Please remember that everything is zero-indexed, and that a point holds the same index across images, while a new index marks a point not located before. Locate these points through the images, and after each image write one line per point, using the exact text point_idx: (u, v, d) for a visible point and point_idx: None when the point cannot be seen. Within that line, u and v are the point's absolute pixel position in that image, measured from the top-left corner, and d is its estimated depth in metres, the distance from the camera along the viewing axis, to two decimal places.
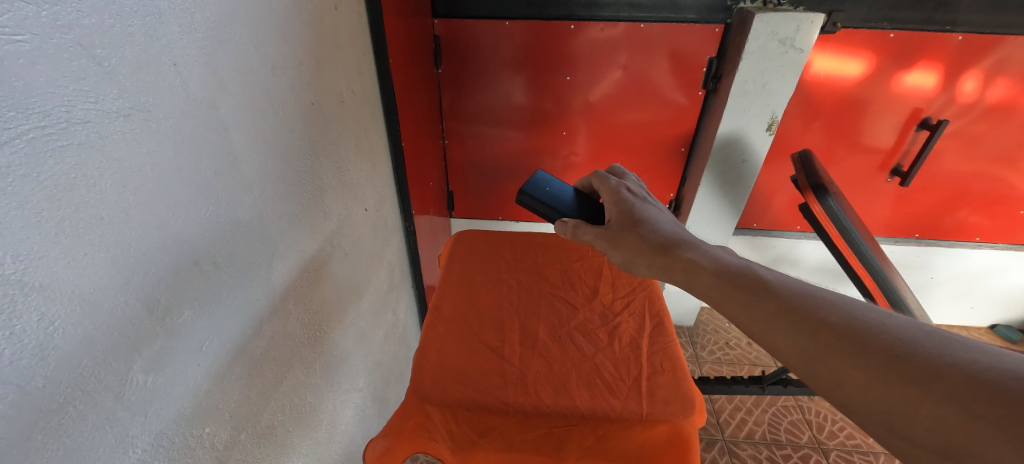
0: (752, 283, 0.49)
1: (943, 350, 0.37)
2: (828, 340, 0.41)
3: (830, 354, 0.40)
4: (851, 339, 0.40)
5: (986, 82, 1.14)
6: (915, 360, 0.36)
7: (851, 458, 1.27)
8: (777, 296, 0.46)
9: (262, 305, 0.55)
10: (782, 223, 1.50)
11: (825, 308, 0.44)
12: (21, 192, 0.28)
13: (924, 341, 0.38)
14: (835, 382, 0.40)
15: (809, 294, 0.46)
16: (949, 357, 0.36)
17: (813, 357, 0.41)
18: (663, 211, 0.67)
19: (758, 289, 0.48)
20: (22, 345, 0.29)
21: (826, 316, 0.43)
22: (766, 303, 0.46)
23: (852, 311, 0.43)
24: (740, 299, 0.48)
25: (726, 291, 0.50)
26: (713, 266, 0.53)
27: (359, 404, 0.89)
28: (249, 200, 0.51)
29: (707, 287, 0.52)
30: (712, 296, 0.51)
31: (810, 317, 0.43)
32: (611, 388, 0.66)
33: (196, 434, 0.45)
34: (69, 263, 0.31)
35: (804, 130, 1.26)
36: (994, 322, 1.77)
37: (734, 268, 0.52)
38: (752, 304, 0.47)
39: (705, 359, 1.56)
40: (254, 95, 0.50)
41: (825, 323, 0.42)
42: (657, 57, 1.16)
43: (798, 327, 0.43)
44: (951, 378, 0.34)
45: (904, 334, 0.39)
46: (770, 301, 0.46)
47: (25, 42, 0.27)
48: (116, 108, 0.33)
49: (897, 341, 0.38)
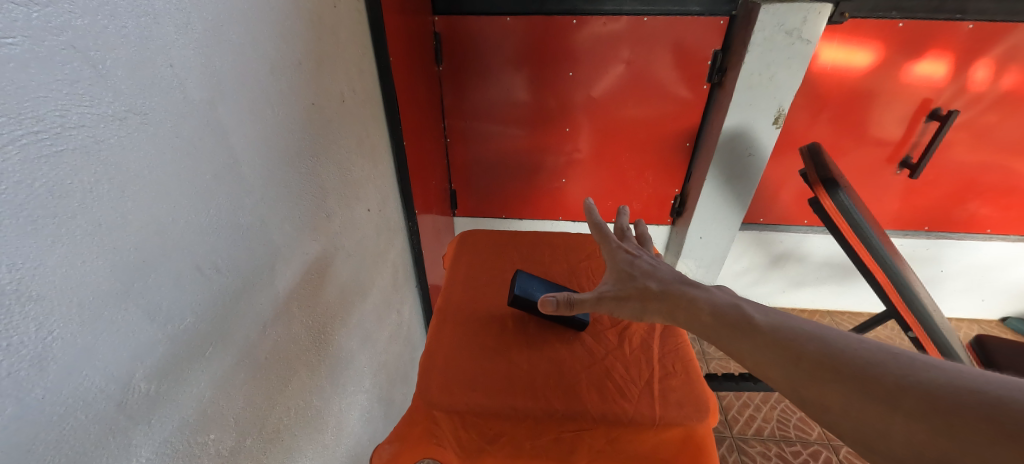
0: (742, 319, 0.49)
1: (910, 369, 0.36)
2: (807, 368, 0.41)
3: (810, 381, 0.40)
4: (827, 365, 0.40)
5: (997, 69, 1.12)
6: (885, 382, 0.36)
7: (862, 454, 1.25)
8: (761, 331, 0.46)
9: (266, 309, 0.54)
10: (789, 218, 1.48)
11: (805, 337, 0.43)
12: (15, 200, 0.27)
13: (892, 363, 0.37)
14: (820, 407, 0.39)
15: (792, 324, 0.45)
16: (915, 376, 0.35)
17: (798, 386, 0.41)
18: (660, 259, 0.67)
19: (747, 325, 0.47)
20: (20, 356, 0.29)
21: (804, 345, 0.42)
22: (750, 336, 0.46)
23: (828, 338, 0.42)
24: (732, 336, 0.48)
25: (722, 330, 0.49)
26: (710, 307, 0.52)
27: (365, 406, 0.88)
28: (250, 204, 0.50)
29: (703, 325, 0.51)
30: (711, 335, 0.51)
31: (789, 348, 0.43)
32: (622, 391, 0.64)
33: (200, 440, 0.45)
34: (66, 272, 0.31)
35: (812, 123, 1.24)
36: (1006, 315, 1.74)
37: (729, 307, 0.51)
38: (742, 340, 0.47)
39: (711, 356, 1.55)
40: (253, 97, 0.49)
41: (804, 352, 0.42)
42: (660, 51, 1.15)
43: (780, 357, 0.43)
44: (915, 395, 0.34)
45: (876, 357, 0.38)
46: (755, 336, 0.46)
47: (16, 45, 0.27)
48: (111, 112, 0.33)
49: (871, 364, 0.38)
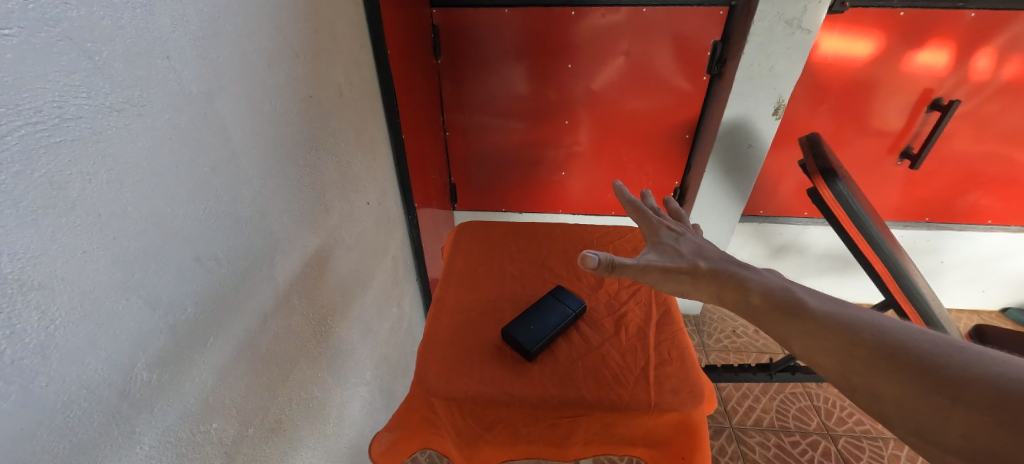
0: (791, 303, 0.49)
1: (972, 361, 0.35)
2: (861, 354, 0.41)
3: (864, 367, 0.40)
4: (884, 353, 0.40)
5: (999, 58, 1.11)
6: (946, 373, 0.36)
7: (861, 443, 1.26)
8: (813, 316, 0.47)
9: (266, 301, 0.55)
10: (790, 209, 1.47)
11: (860, 325, 0.43)
12: (15, 190, 0.28)
13: (953, 355, 0.37)
14: (873, 394, 0.39)
15: (848, 313, 0.46)
16: (976, 368, 0.35)
17: (850, 371, 0.41)
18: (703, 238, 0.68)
19: (798, 310, 0.48)
20: (23, 344, 0.29)
21: (859, 333, 0.42)
22: (802, 320, 0.47)
23: (885, 328, 0.42)
24: (781, 320, 0.49)
25: (770, 313, 0.50)
26: (760, 287, 0.53)
27: (366, 398, 0.89)
28: (249, 196, 0.50)
29: (755, 308, 0.52)
30: (758, 317, 0.52)
31: (843, 334, 0.43)
32: (618, 378, 0.65)
33: (203, 430, 0.45)
34: (68, 261, 0.31)
35: (812, 114, 1.24)
36: (1006, 305, 1.73)
37: (778, 290, 0.51)
38: (793, 325, 0.47)
39: (711, 348, 1.55)
40: (250, 90, 0.49)
41: (859, 339, 0.42)
42: (659, 42, 1.14)
43: (834, 342, 0.43)
44: (978, 388, 0.33)
45: (937, 349, 0.38)
46: (806, 321, 0.47)
47: (12, 36, 0.27)
48: (109, 103, 0.33)
49: (929, 354, 0.38)
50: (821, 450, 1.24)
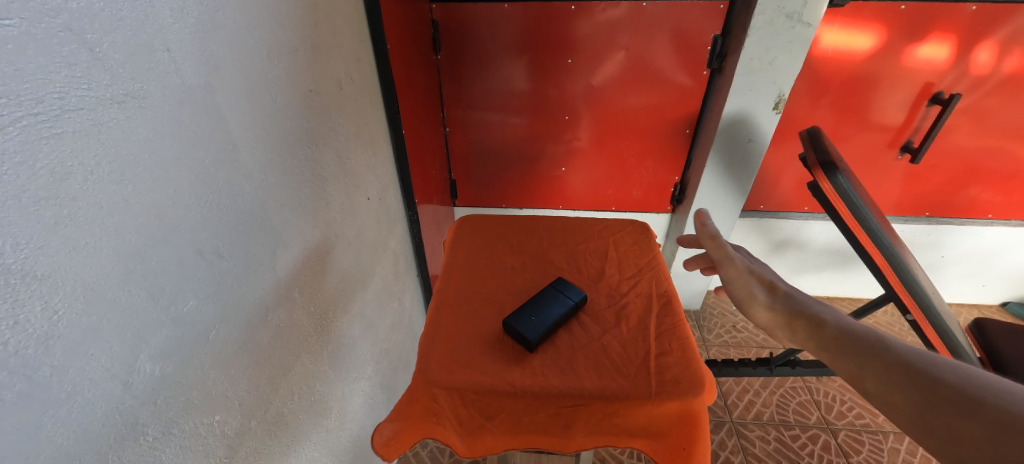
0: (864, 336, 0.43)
1: None
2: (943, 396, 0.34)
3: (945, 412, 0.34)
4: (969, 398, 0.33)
5: (1000, 52, 1.11)
6: None
7: (860, 437, 1.27)
8: (894, 353, 0.40)
9: (267, 294, 0.55)
10: (790, 204, 1.47)
11: (943, 366, 0.37)
12: (18, 181, 0.28)
13: None
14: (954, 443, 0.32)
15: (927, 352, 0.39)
16: None
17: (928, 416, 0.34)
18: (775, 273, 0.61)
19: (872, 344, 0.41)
20: (27, 335, 0.29)
21: (941, 374, 0.36)
22: (874, 355, 0.40)
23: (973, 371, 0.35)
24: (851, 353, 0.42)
25: (840, 345, 0.43)
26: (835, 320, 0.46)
27: (367, 392, 0.89)
28: (250, 189, 0.50)
29: (827, 340, 0.45)
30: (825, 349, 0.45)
31: (924, 374, 0.37)
32: (619, 368, 0.65)
33: (206, 422, 0.46)
34: (71, 253, 0.31)
35: (813, 109, 1.23)
36: (1006, 300, 1.73)
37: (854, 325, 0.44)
38: (867, 357, 0.40)
39: (711, 343, 1.56)
40: (249, 82, 0.49)
41: (941, 381, 0.35)
42: (659, 37, 1.14)
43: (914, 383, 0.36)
44: None
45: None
46: (885, 356, 0.40)
47: (13, 26, 0.27)
48: (109, 95, 0.33)
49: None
50: (821, 444, 1.25)
